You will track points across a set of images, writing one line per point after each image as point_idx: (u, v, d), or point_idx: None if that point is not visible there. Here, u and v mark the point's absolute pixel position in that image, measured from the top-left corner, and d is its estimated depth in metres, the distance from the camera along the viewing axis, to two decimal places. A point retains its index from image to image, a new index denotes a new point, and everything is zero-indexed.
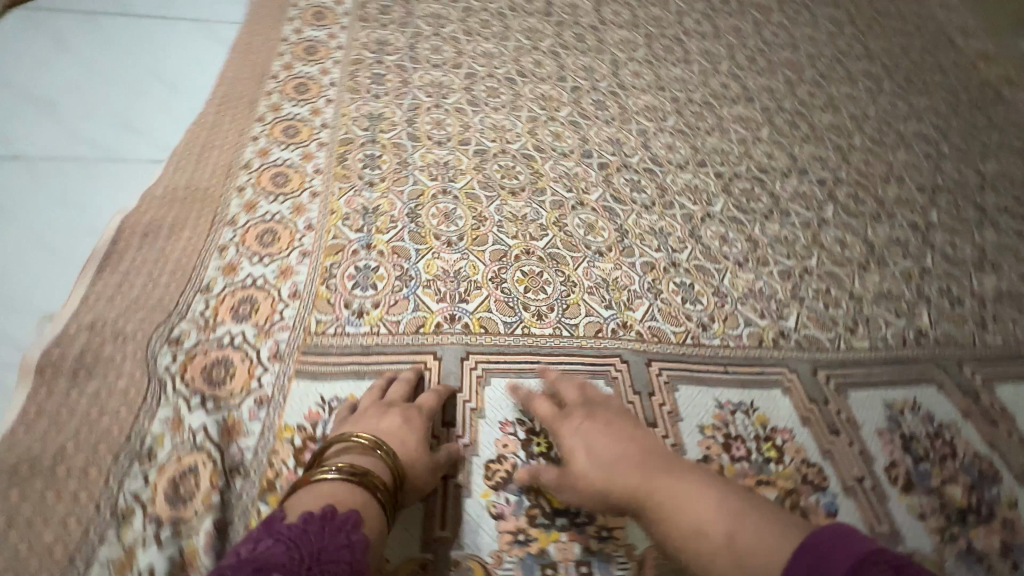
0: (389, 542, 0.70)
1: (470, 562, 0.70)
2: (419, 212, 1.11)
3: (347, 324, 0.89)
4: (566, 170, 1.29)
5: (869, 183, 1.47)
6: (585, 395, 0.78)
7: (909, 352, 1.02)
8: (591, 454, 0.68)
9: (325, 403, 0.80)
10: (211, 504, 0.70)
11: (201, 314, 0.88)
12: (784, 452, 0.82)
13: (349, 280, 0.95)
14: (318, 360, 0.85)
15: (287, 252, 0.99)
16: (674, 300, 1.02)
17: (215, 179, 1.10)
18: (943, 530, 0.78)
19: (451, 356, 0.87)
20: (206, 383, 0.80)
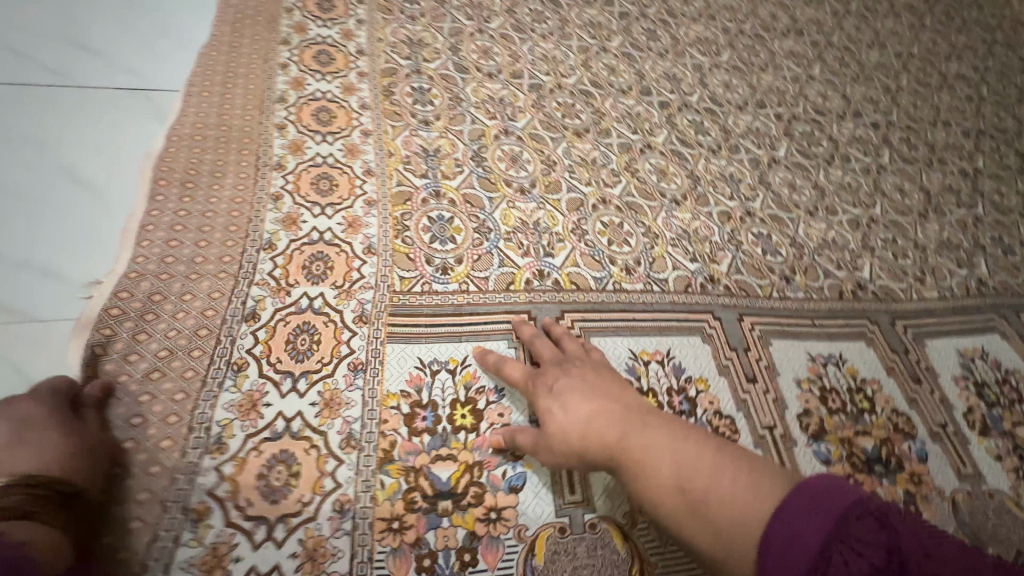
0: (523, 507, 0.67)
1: (606, 525, 0.67)
2: (484, 154, 0.98)
3: (435, 282, 0.81)
4: (627, 109, 1.18)
5: (918, 128, 1.44)
6: (562, 354, 0.72)
7: (974, 299, 1.02)
8: (565, 411, 0.62)
9: (425, 366, 0.74)
10: (324, 490, 0.65)
11: (271, 276, 0.78)
12: (876, 402, 0.82)
13: (425, 233, 0.85)
14: (409, 321, 0.77)
15: (350, 200, 0.87)
16: (755, 253, 0.97)
17: (248, 116, 0.93)
18: (1018, 469, 0.80)
19: (545, 313, 0.81)
20: (292, 358, 0.72)
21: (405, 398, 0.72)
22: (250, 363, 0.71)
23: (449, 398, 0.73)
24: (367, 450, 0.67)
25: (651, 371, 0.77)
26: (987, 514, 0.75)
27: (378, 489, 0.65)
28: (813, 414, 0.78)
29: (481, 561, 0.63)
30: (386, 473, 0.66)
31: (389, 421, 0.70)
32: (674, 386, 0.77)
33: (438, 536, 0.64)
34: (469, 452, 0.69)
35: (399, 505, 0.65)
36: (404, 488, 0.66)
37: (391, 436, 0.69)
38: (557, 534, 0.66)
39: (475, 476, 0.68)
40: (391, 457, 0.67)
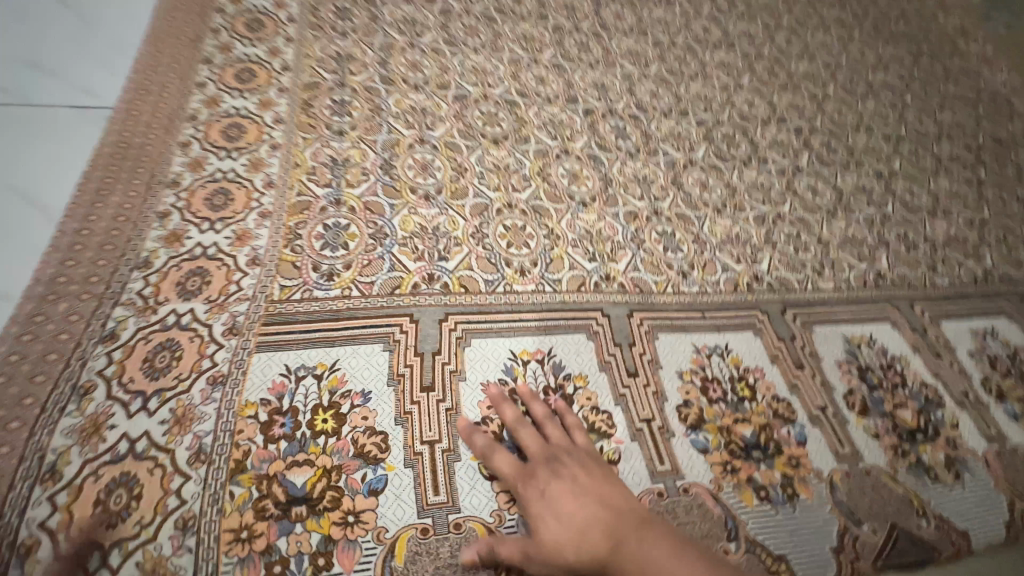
0: (381, 510, 0.67)
1: (471, 524, 0.68)
2: (394, 163, 1.01)
3: (317, 288, 0.82)
4: (551, 116, 1.21)
5: (840, 132, 1.50)
6: (548, 444, 0.70)
7: (868, 291, 1.07)
8: (559, 520, 0.60)
9: (291, 373, 0.74)
10: (166, 511, 0.62)
11: (140, 294, 0.77)
12: (756, 390, 0.85)
13: (317, 241, 0.87)
14: (283, 329, 0.77)
15: (244, 213, 0.88)
16: (656, 250, 1.00)
17: (153, 133, 0.94)
18: (896, 446, 0.83)
19: (428, 317, 0.82)
20: (147, 376, 0.70)
21: (264, 407, 0.71)
22: (98, 386, 0.69)
23: (312, 403, 0.72)
24: (219, 463, 0.66)
25: (530, 370, 0.80)
26: (863, 491, 0.78)
27: (227, 500, 0.64)
28: (692, 405, 0.81)
29: (336, 566, 0.62)
30: (236, 483, 0.65)
31: (245, 432, 0.68)
32: (551, 383, 0.79)
33: (291, 542, 0.63)
34: (328, 456, 0.69)
35: (248, 514, 0.63)
36: (256, 496, 0.65)
37: (245, 445, 0.68)
38: (418, 535, 0.66)
39: (333, 480, 0.67)
40: (244, 466, 0.66)
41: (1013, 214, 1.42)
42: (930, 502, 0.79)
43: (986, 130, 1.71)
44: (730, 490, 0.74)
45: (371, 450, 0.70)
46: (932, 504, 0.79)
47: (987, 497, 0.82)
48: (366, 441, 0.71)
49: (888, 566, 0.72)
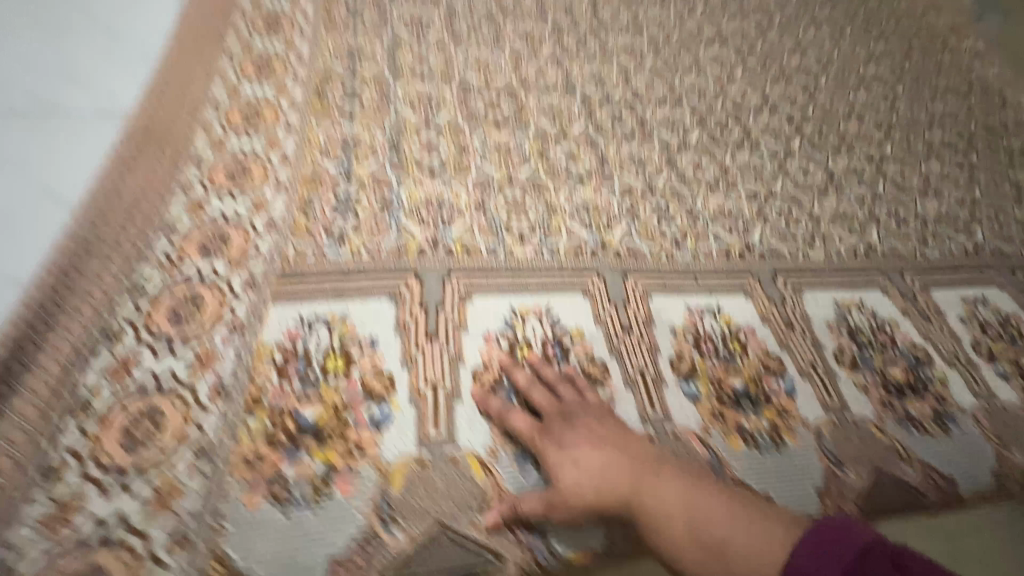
0: (382, 441, 0.72)
1: (466, 458, 0.72)
2: (401, 142, 1.06)
3: (328, 250, 0.88)
4: (550, 104, 1.27)
5: (832, 120, 1.54)
6: (560, 401, 0.73)
7: (858, 262, 1.10)
8: (577, 466, 0.64)
9: (304, 321, 0.80)
10: (185, 438, 0.69)
11: (166, 255, 0.83)
12: (748, 346, 0.88)
13: (328, 210, 0.93)
14: (297, 284, 0.83)
15: (261, 187, 0.94)
16: (650, 221, 1.04)
17: (177, 109, 0.96)
18: (884, 400, 0.86)
19: (432, 276, 0.87)
20: (172, 323, 0.77)
21: (279, 349, 0.77)
22: (129, 330, 0.75)
23: (324, 346, 0.78)
24: (235, 398, 0.72)
25: (528, 325, 0.84)
26: (849, 438, 0.81)
27: (243, 432, 0.70)
28: (685, 358, 0.85)
29: (335, 490, 0.68)
30: (252, 415, 0.71)
31: (261, 371, 0.75)
32: (549, 336, 0.84)
33: (295, 469, 0.68)
34: (335, 394, 0.74)
35: (262, 444, 0.69)
36: (267, 427, 0.71)
37: (261, 383, 0.74)
38: (414, 467, 0.71)
39: (338, 416, 0.73)
40: (261, 402, 0.72)
41: (1006, 195, 1.45)
42: (917, 451, 0.81)
43: (978, 119, 1.74)
44: (718, 436, 0.77)
45: (375, 389, 0.76)
46: (918, 453, 0.81)
47: (975, 448, 0.84)
48: (371, 380, 0.76)
49: (869, 509, 0.75)
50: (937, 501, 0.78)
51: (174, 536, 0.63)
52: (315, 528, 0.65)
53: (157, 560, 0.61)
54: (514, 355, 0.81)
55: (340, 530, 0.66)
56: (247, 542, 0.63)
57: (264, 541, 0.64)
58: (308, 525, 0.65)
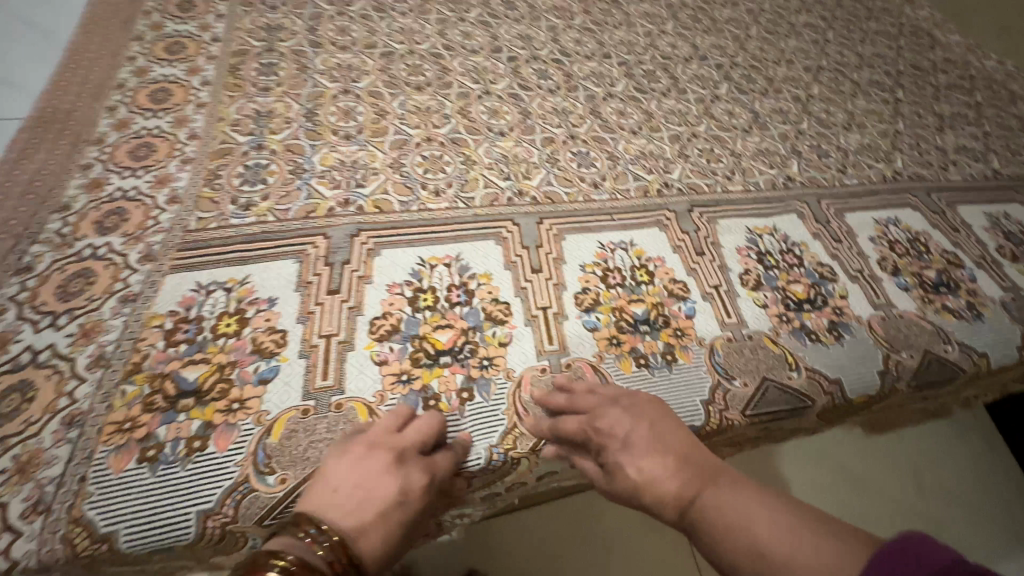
0: (267, 396, 0.66)
1: (352, 404, 0.68)
2: (317, 111, 1.06)
3: (232, 217, 0.84)
4: (475, 65, 1.28)
5: (760, 66, 1.57)
6: (613, 397, 0.66)
7: (776, 191, 1.14)
8: (632, 467, 0.55)
9: (201, 288, 0.75)
10: (55, 410, 0.62)
11: (58, 233, 0.79)
12: (655, 275, 0.92)
13: (236, 178, 0.90)
14: (196, 252, 0.78)
15: (166, 162, 0.91)
16: (570, 167, 1.07)
17: (82, 101, 0.99)
18: (781, 314, 0.90)
19: (339, 233, 0.85)
20: (60, 298, 0.71)
21: (172, 317, 0.71)
22: (13, 307, 0.70)
23: (218, 310, 0.73)
24: (116, 366, 0.66)
25: (437, 273, 0.84)
26: (741, 353, 0.84)
27: (116, 397, 0.63)
28: (592, 290, 0.88)
29: (210, 446, 0.61)
30: (130, 382, 0.65)
31: (148, 338, 0.69)
32: (455, 282, 0.84)
33: (171, 430, 0.62)
34: (225, 354, 0.69)
35: (136, 408, 0.63)
36: (147, 392, 0.64)
37: (146, 349, 0.68)
38: (298, 416, 0.65)
39: (224, 374, 0.67)
40: (140, 368, 0.66)
41: (930, 125, 1.48)
42: (805, 359, 0.85)
43: (906, 59, 1.78)
44: (611, 360, 0.80)
45: (268, 345, 0.71)
46: (807, 360, 0.85)
47: (863, 353, 0.88)
48: (265, 338, 0.71)
49: (755, 414, 0.79)
50: (823, 403, 0.82)
51: (32, 503, 0.55)
52: (187, 483, 0.58)
53: (9, 528, 0.54)
54: (416, 305, 0.79)
55: (212, 482, 0.59)
56: (109, 503, 0.56)
57: (129, 502, 0.56)
58: (179, 481, 0.58)
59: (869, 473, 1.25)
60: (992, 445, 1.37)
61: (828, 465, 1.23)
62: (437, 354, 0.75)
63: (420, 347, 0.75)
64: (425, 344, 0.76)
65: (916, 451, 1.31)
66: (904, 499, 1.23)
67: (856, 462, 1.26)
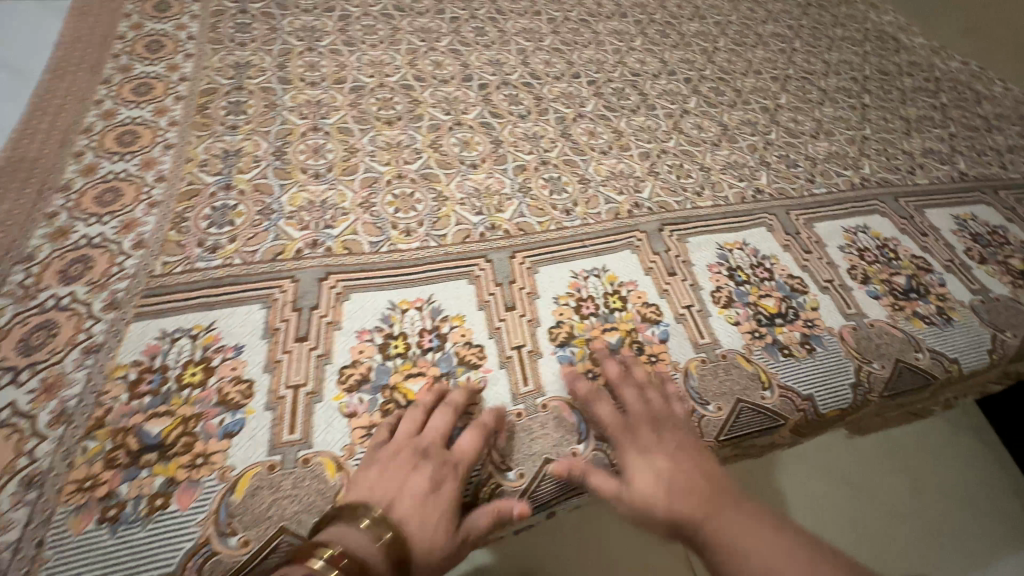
0: (232, 450, 0.65)
1: (320, 459, 0.66)
2: (286, 149, 1.07)
3: (198, 261, 0.84)
4: (446, 95, 1.29)
5: (729, 78, 1.60)
6: (652, 407, 0.72)
7: (746, 205, 1.15)
8: (656, 476, 0.62)
9: (166, 335, 0.74)
10: (15, 470, 0.61)
11: (20, 285, 0.78)
12: (628, 300, 0.91)
13: (203, 221, 0.90)
14: (163, 298, 0.78)
15: (132, 206, 0.91)
16: (541, 195, 1.08)
17: (47, 146, 0.99)
18: (753, 330, 0.91)
19: (308, 277, 0.85)
20: (21, 353, 0.71)
21: (136, 367, 0.71)
22: None
23: (184, 359, 0.72)
24: (78, 422, 0.65)
25: (408, 318, 0.82)
26: (715, 374, 0.84)
27: (78, 454, 0.62)
28: (568, 323, 0.86)
29: (172, 504, 0.60)
30: (92, 438, 0.64)
31: (111, 391, 0.68)
32: (427, 326, 0.82)
33: (132, 487, 0.60)
34: (189, 406, 0.68)
35: (98, 465, 0.62)
36: (108, 448, 0.63)
37: (108, 404, 0.67)
38: (264, 471, 0.63)
39: (189, 427, 0.66)
40: (102, 422, 0.65)
41: (896, 129, 1.50)
42: (778, 375, 0.85)
43: (872, 64, 1.81)
44: None
45: (234, 396, 0.69)
46: (779, 377, 0.85)
47: (835, 365, 0.88)
48: (232, 388, 0.70)
49: (729, 438, 0.79)
50: (796, 420, 0.83)
51: None
52: (148, 545, 0.57)
53: None
54: (387, 352, 0.77)
55: (174, 543, 0.58)
56: (68, 567, 0.55)
57: (88, 565, 0.56)
58: (139, 542, 0.57)
59: (869, 483, 1.24)
60: (981, 436, 1.38)
61: (827, 478, 1.22)
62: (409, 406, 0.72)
63: (391, 398, 0.73)
64: (396, 395, 0.73)
65: (916, 458, 1.30)
66: (907, 505, 1.22)
67: (857, 474, 1.25)
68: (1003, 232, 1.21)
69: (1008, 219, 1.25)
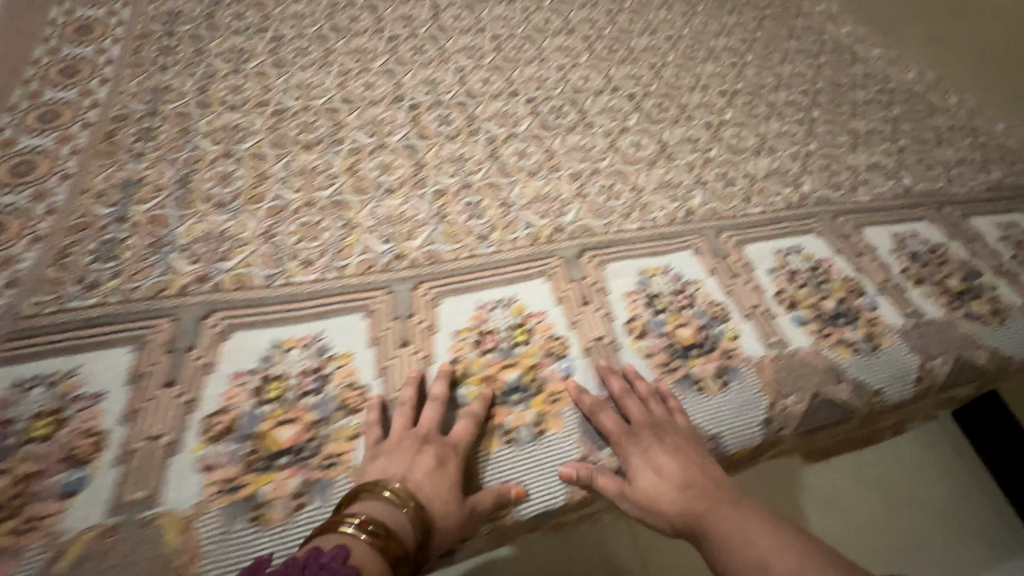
0: (70, 512, 0.60)
1: (164, 519, 0.61)
2: (192, 177, 1.03)
3: (72, 300, 0.80)
4: (372, 117, 1.26)
5: (674, 94, 1.57)
6: (652, 415, 0.77)
7: (675, 226, 1.11)
8: (659, 476, 0.69)
9: (22, 383, 0.70)
10: None
11: None
12: (533, 333, 0.87)
13: (87, 256, 0.86)
14: (25, 341, 0.74)
15: (13, 241, 0.87)
16: (458, 221, 1.03)
17: None
18: (666, 363, 0.87)
19: (189, 315, 0.80)
20: None
21: None
22: None
23: (37, 409, 0.68)
24: None
25: (291, 358, 0.78)
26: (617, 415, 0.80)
27: None
28: (464, 361, 0.82)
29: None
30: None
31: None
32: (310, 366, 0.77)
33: None
34: (29, 463, 0.63)
35: None
36: None
37: None
38: (99, 536, 0.59)
39: (24, 487, 0.61)
40: None
41: (843, 144, 1.47)
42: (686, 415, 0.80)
43: (825, 77, 1.78)
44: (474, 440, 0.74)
45: (83, 450, 0.65)
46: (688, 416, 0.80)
47: (746, 401, 0.85)
48: (81, 441, 0.66)
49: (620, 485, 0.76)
50: None
51: None
52: None
53: None
54: (260, 397, 0.73)
55: None
56: None
57: None
58: None
59: (858, 516, 1.22)
60: (960, 454, 1.41)
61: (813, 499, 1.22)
62: (274, 455, 0.68)
63: (256, 448, 0.68)
64: (261, 444, 0.69)
65: (899, 479, 1.31)
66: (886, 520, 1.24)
67: (845, 505, 1.23)
68: (943, 249, 1.17)
69: (950, 235, 1.21)
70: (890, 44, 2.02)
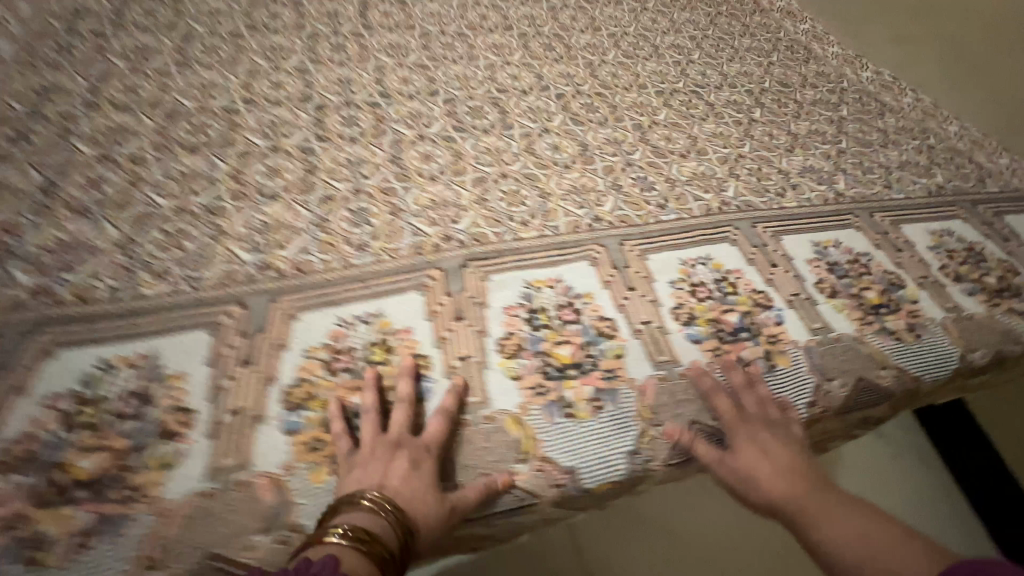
0: None
1: None
2: (59, 181, 0.98)
3: None
4: (272, 118, 1.20)
5: (608, 93, 1.49)
6: (762, 411, 0.77)
7: (577, 235, 1.05)
8: (765, 459, 0.69)
9: None
10: None
11: None
12: (393, 351, 0.81)
13: None
14: None
15: None
16: (339, 229, 0.98)
17: None
18: (536, 385, 0.81)
19: (15, 330, 0.75)
20: None
21: None
22: None
23: None
24: None
25: (120, 378, 0.73)
26: (471, 442, 0.74)
27: None
28: (308, 382, 0.76)
29: None
30: None
31: None
32: (137, 388, 0.72)
33: None
34: None
35: None
36: None
37: None
38: None
39: None
40: None
41: (780, 146, 1.40)
42: (543, 446, 0.76)
43: (774, 76, 1.71)
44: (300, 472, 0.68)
45: None
46: (545, 447, 0.76)
47: (618, 429, 0.79)
48: None
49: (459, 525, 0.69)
50: (552, 496, 0.74)
51: None
52: None
53: None
54: (71, 422, 0.68)
55: None
56: None
57: None
58: None
59: None
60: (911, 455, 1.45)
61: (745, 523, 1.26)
62: (70, 489, 0.63)
63: (52, 480, 0.63)
64: (58, 476, 0.63)
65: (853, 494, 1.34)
66: None
67: None
68: (867, 259, 1.11)
69: (876, 244, 1.15)
70: (851, 42, 1.94)
